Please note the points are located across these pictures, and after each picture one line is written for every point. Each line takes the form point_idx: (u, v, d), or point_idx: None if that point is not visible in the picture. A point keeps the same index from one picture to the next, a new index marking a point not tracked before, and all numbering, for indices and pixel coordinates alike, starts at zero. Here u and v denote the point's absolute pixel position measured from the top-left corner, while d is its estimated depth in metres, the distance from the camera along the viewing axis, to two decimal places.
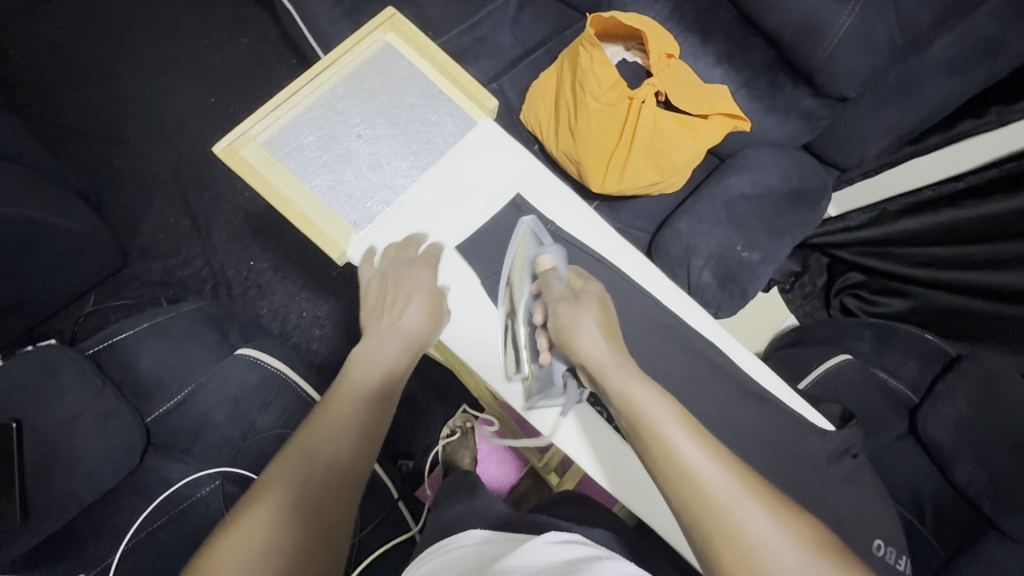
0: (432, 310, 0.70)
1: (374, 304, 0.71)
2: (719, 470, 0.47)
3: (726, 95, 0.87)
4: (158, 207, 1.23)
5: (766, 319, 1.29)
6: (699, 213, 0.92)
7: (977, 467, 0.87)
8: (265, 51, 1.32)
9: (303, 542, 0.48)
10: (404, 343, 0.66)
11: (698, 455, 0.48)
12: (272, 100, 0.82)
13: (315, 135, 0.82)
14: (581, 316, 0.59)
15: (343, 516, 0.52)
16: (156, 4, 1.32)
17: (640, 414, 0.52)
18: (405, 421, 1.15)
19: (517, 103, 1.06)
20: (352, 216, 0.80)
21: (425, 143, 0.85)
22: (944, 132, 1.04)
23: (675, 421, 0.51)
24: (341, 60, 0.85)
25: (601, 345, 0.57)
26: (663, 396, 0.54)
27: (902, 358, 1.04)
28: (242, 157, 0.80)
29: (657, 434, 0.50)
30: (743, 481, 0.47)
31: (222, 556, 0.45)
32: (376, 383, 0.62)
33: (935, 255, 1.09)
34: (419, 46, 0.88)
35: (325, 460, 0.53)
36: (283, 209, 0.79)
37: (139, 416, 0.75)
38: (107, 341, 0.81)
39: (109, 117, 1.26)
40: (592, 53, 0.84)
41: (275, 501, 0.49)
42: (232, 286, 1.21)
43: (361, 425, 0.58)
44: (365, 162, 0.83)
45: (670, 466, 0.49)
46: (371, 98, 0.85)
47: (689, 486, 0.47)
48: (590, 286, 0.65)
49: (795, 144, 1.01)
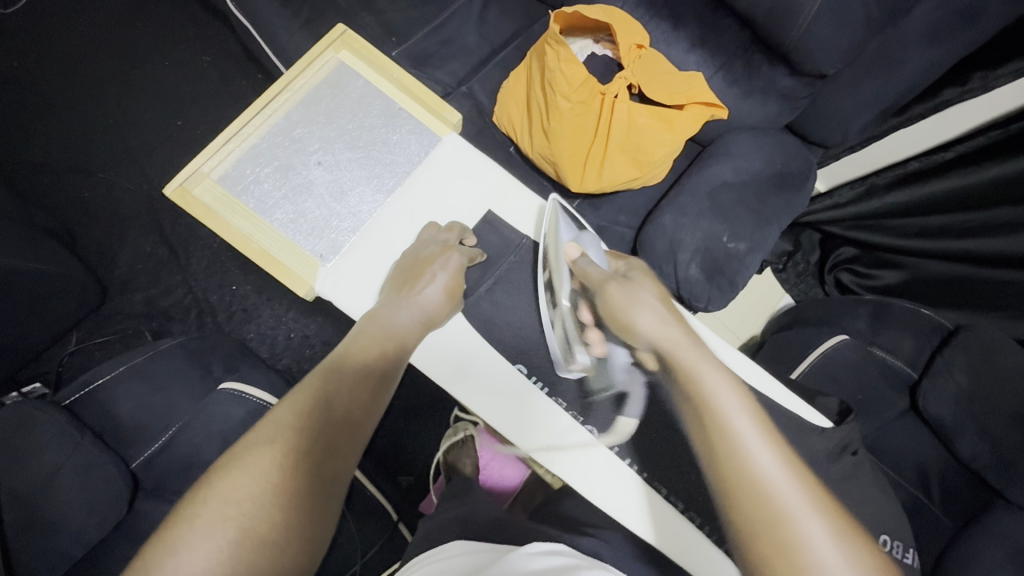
0: (451, 289, 0.74)
1: (399, 274, 0.75)
2: (791, 488, 0.46)
3: (700, 83, 0.84)
4: (133, 238, 1.20)
5: (762, 301, 1.34)
6: (683, 206, 0.90)
7: (981, 440, 0.87)
8: (229, 67, 1.28)
9: (295, 480, 0.50)
10: (418, 317, 0.71)
11: (763, 454, 0.48)
12: (222, 133, 0.82)
13: (271, 167, 0.82)
14: (640, 290, 0.64)
15: (325, 493, 0.52)
16: (111, 27, 1.28)
17: (710, 400, 0.52)
18: (403, 434, 1.14)
19: (488, 104, 1.03)
20: (318, 248, 0.80)
21: (388, 165, 0.85)
22: (927, 101, 0.98)
23: (755, 434, 0.49)
24: (294, 84, 0.85)
25: (655, 321, 0.61)
26: (748, 405, 0.52)
27: (899, 335, 1.02)
28: (196, 197, 0.79)
29: (723, 423, 0.50)
30: (808, 489, 0.46)
31: (223, 477, 0.49)
32: (386, 347, 0.67)
33: (929, 225, 1.07)
34: (374, 63, 0.87)
35: (315, 433, 0.54)
36: (243, 248, 0.79)
37: (122, 464, 0.75)
38: (84, 388, 0.80)
39: (76, 149, 1.23)
40: (558, 51, 0.82)
41: (262, 463, 0.50)
42: (216, 312, 1.19)
43: (354, 405, 0.60)
44: (327, 191, 0.83)
45: (729, 455, 0.48)
46: (328, 122, 0.85)
47: (756, 486, 0.46)
48: (632, 266, 0.71)
49: (776, 125, 0.98)
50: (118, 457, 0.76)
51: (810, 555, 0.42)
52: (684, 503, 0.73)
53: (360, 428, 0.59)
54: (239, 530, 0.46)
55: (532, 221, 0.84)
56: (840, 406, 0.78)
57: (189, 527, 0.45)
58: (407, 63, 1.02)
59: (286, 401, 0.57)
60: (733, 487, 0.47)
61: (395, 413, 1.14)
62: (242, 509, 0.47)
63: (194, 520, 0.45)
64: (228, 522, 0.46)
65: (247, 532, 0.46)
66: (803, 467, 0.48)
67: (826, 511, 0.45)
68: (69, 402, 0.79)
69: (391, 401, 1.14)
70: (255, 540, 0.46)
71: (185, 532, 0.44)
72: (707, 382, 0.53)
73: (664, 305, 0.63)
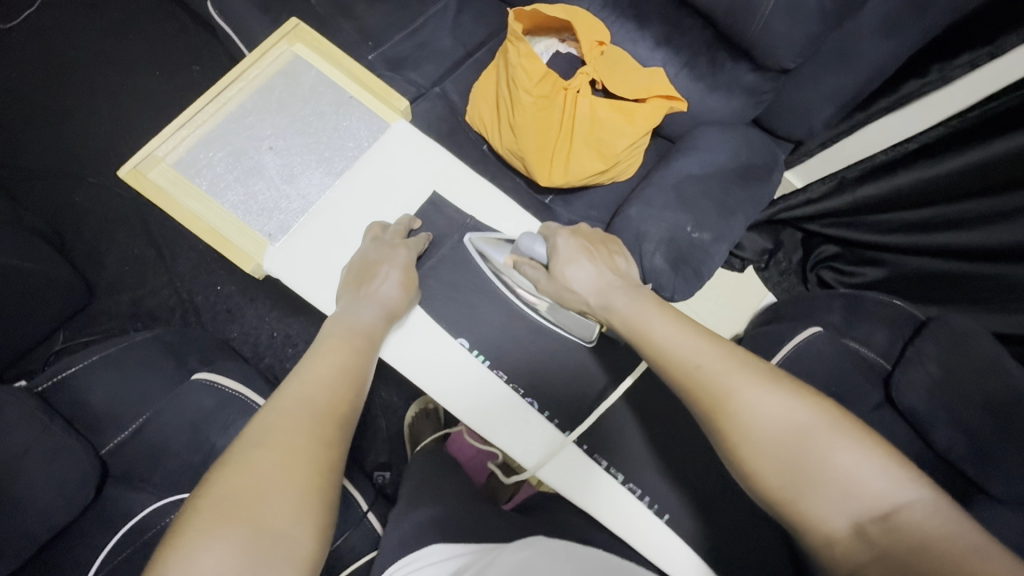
0: (407, 282, 0.75)
1: (354, 274, 0.75)
2: (721, 368, 0.54)
3: (661, 77, 0.87)
4: (122, 239, 1.23)
5: (742, 299, 1.30)
6: (649, 198, 0.92)
7: (955, 432, 0.86)
8: (219, 76, 1.32)
9: (291, 473, 0.51)
10: (380, 312, 0.72)
11: (705, 359, 0.55)
12: (175, 119, 0.84)
13: (223, 151, 0.85)
14: (579, 273, 0.67)
15: (324, 481, 0.53)
16: (105, 39, 1.33)
17: (656, 341, 0.59)
18: (382, 432, 1.15)
19: (461, 104, 1.06)
20: (267, 228, 0.83)
21: (337, 149, 0.88)
22: (892, 93, 1.00)
23: (681, 335, 0.58)
24: (248, 74, 0.87)
25: (592, 286, 0.67)
26: (667, 314, 0.60)
27: (873, 327, 1.02)
28: (150, 179, 0.81)
29: (652, 336, 0.59)
30: (733, 362, 0.54)
31: (221, 485, 0.48)
32: (358, 341, 0.68)
33: (908, 219, 1.07)
34: (326, 54, 0.90)
35: (307, 431, 0.55)
36: (192, 226, 0.80)
37: (92, 449, 0.76)
38: (56, 375, 0.82)
39: (69, 156, 1.26)
40: (519, 48, 0.85)
41: (263, 464, 0.50)
42: (201, 313, 1.21)
43: (338, 402, 0.60)
44: (277, 173, 0.86)
45: (666, 360, 0.57)
46: (280, 110, 0.88)
47: (693, 378, 0.55)
48: (561, 241, 0.70)
49: (742, 121, 1.00)
50: (89, 442, 0.77)
51: (769, 436, 0.50)
52: (626, 474, 0.75)
53: (346, 423, 0.60)
54: (251, 526, 0.46)
55: (485, 208, 0.85)
56: None
57: (202, 531, 0.44)
58: (383, 67, 1.05)
59: (270, 408, 0.57)
60: (696, 400, 0.54)
61: (375, 410, 1.16)
62: (251, 506, 0.47)
63: (206, 523, 0.45)
64: (239, 520, 0.46)
65: (259, 526, 0.46)
66: (740, 352, 0.55)
67: (765, 381, 0.52)
68: (42, 389, 0.81)
69: (370, 400, 1.16)
70: (268, 532, 0.46)
71: (197, 537, 0.44)
72: (650, 325, 0.60)
73: (606, 276, 0.67)
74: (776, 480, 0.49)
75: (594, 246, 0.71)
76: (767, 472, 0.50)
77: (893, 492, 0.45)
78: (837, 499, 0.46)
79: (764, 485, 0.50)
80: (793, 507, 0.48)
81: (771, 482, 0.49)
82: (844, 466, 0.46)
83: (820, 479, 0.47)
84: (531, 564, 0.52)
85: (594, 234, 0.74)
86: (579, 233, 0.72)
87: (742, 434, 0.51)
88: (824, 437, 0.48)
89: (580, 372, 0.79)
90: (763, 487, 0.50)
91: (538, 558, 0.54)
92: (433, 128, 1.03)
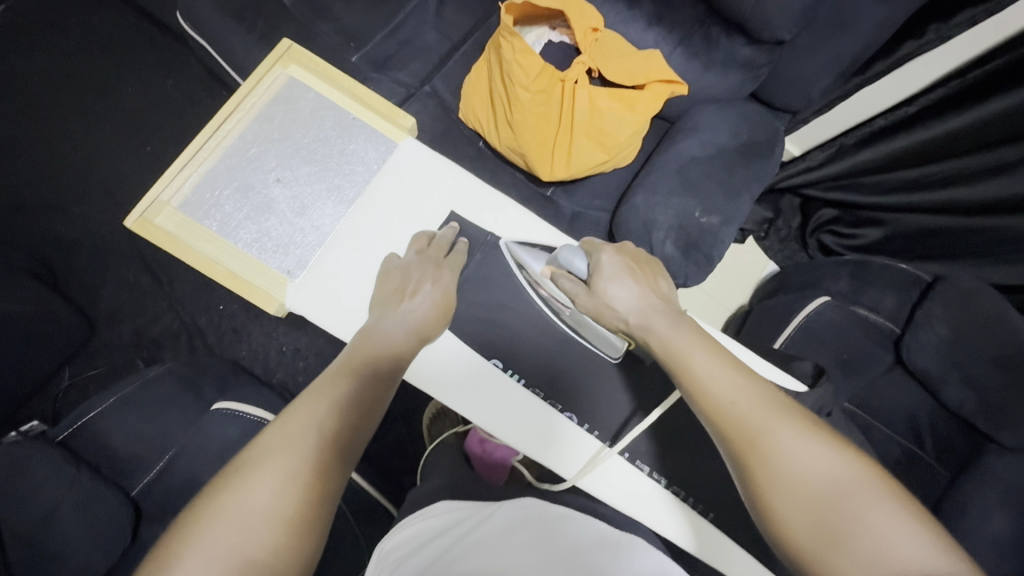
0: (441, 305, 0.74)
1: (390, 291, 0.74)
2: (753, 406, 0.54)
3: (659, 60, 0.85)
4: (116, 268, 1.20)
5: (745, 272, 1.34)
6: (653, 185, 0.91)
7: (965, 387, 0.87)
8: (193, 88, 1.27)
9: (283, 501, 0.49)
10: (412, 331, 0.70)
11: (741, 397, 0.55)
12: (177, 161, 0.82)
13: (230, 189, 0.83)
14: (621, 293, 0.66)
15: (313, 513, 0.50)
16: (70, 59, 1.27)
17: (692, 371, 0.58)
18: (404, 435, 1.16)
19: (453, 102, 1.03)
20: (286, 264, 0.80)
21: (346, 175, 0.85)
22: (888, 57, 0.98)
23: (719, 368, 0.57)
24: (245, 103, 0.85)
25: (635, 303, 0.65)
26: (708, 347, 0.60)
27: (880, 292, 1.02)
28: (158, 226, 0.80)
29: (684, 363, 0.59)
30: (765, 401, 0.55)
31: (215, 500, 0.48)
32: (385, 363, 0.67)
33: (907, 179, 1.07)
34: (323, 75, 0.88)
35: (306, 455, 0.52)
36: (210, 272, 0.80)
37: (122, 493, 0.77)
38: (77, 422, 0.82)
39: (49, 186, 1.22)
40: (513, 43, 0.82)
41: (256, 482, 0.49)
42: (207, 334, 1.19)
43: (346, 429, 0.57)
44: (289, 207, 0.83)
45: (697, 390, 0.57)
46: (283, 138, 0.85)
47: (726, 413, 0.55)
48: (603, 258, 0.69)
49: (740, 96, 0.98)
50: (117, 486, 0.78)
51: (801, 481, 0.50)
52: (667, 478, 0.75)
53: (348, 451, 0.56)
54: (228, 550, 0.44)
55: (497, 219, 0.83)
56: (813, 369, 0.76)
57: (182, 551, 0.44)
58: (369, 67, 1.02)
59: (276, 426, 0.55)
60: (727, 435, 0.54)
61: (395, 415, 1.16)
62: (233, 525, 0.46)
63: (189, 542, 0.44)
64: (220, 540, 0.45)
65: (237, 551, 0.45)
66: (776, 395, 0.55)
67: (803, 430, 0.52)
68: (64, 438, 0.81)
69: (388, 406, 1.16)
70: (245, 560, 0.44)
71: (177, 554, 0.44)
72: (688, 353, 0.59)
73: (649, 296, 0.65)
74: (803, 525, 0.49)
75: (638, 266, 0.69)
76: (795, 520, 0.49)
77: (927, 562, 0.44)
78: (865, 561, 0.45)
79: (789, 530, 0.50)
80: (818, 560, 0.48)
81: (797, 530, 0.49)
82: (879, 529, 0.46)
83: (850, 537, 0.46)
84: (488, 540, 0.55)
85: (639, 254, 0.71)
86: (624, 251, 0.71)
87: (771, 473, 0.51)
88: (859, 489, 0.48)
89: (612, 377, 0.78)
90: (788, 535, 0.50)
91: (509, 532, 0.56)
92: (426, 130, 1.00)
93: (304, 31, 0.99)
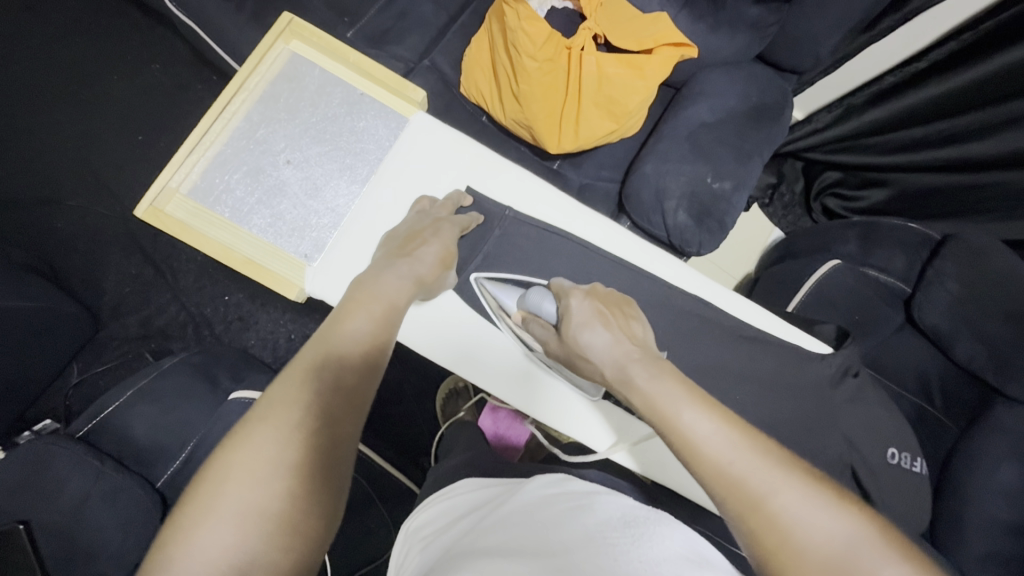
0: (445, 258, 0.68)
1: (396, 241, 0.69)
2: (756, 465, 0.44)
3: (667, 23, 0.83)
4: (116, 261, 1.18)
5: (752, 238, 1.34)
6: (663, 152, 0.89)
7: (977, 343, 0.86)
8: (182, 73, 1.24)
9: (295, 451, 0.42)
10: (408, 276, 0.62)
11: (741, 458, 0.45)
12: (184, 145, 0.80)
13: (240, 172, 0.81)
14: (595, 340, 0.58)
15: (326, 459, 0.43)
16: (51, 46, 1.23)
17: (680, 432, 0.47)
18: (419, 415, 1.16)
19: (454, 75, 1.00)
20: (302, 248, 0.80)
21: (358, 154, 0.83)
22: (897, 11, 0.95)
23: (718, 428, 0.47)
24: (249, 83, 0.82)
25: (612, 349, 0.57)
26: (700, 402, 0.49)
27: (891, 252, 1.02)
28: (169, 215, 0.78)
29: (670, 419, 0.48)
30: (763, 453, 0.45)
31: (224, 454, 0.41)
32: (381, 309, 0.56)
33: (923, 136, 1.04)
34: (327, 50, 0.85)
35: (314, 405, 0.45)
36: (226, 259, 0.79)
37: (147, 485, 0.77)
38: (95, 418, 0.81)
39: (41, 180, 1.19)
40: (518, 10, 0.80)
41: (262, 434, 0.42)
42: (214, 324, 1.18)
43: (359, 374, 0.49)
44: (301, 189, 0.81)
45: (691, 449, 0.46)
46: (291, 118, 0.83)
47: (725, 476, 0.44)
48: (575, 301, 0.64)
49: (747, 57, 0.95)
50: (143, 478, 0.78)
51: (811, 553, 0.40)
52: None
53: (361, 393, 0.49)
54: (244, 508, 0.39)
55: (511, 193, 0.82)
56: (837, 331, 0.78)
57: (194, 513, 0.38)
58: (365, 43, 0.98)
59: (277, 382, 0.46)
60: (724, 499, 0.44)
61: (410, 395, 1.16)
62: (244, 478, 0.40)
63: (200, 503, 0.39)
64: (230, 495, 0.39)
65: (250, 508, 0.39)
66: (777, 451, 0.46)
67: (809, 491, 0.43)
68: (83, 433, 0.80)
69: (402, 386, 1.16)
70: (259, 515, 0.39)
71: (190, 519, 0.38)
72: (674, 407, 0.49)
73: (625, 342, 0.57)
74: None
75: (608, 310, 0.63)
76: None
77: None
78: None
79: None
80: None
81: None
82: None
83: None
84: (508, 523, 0.55)
85: (609, 296, 0.67)
86: (594, 295, 0.65)
87: (778, 543, 0.41)
88: (873, 559, 0.40)
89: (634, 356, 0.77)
90: None
91: (534, 512, 0.56)
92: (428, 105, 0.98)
93: (297, 8, 0.95)
